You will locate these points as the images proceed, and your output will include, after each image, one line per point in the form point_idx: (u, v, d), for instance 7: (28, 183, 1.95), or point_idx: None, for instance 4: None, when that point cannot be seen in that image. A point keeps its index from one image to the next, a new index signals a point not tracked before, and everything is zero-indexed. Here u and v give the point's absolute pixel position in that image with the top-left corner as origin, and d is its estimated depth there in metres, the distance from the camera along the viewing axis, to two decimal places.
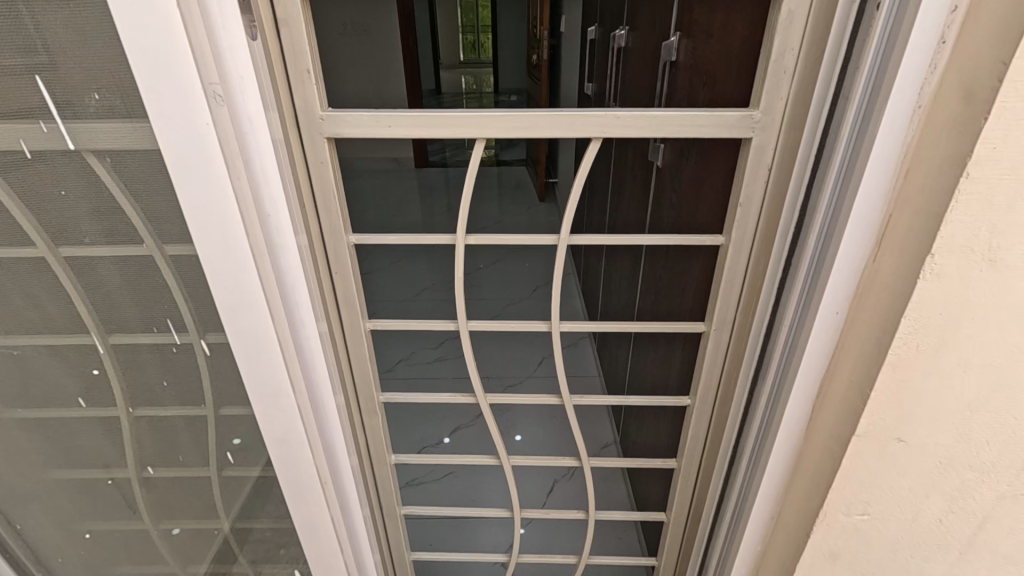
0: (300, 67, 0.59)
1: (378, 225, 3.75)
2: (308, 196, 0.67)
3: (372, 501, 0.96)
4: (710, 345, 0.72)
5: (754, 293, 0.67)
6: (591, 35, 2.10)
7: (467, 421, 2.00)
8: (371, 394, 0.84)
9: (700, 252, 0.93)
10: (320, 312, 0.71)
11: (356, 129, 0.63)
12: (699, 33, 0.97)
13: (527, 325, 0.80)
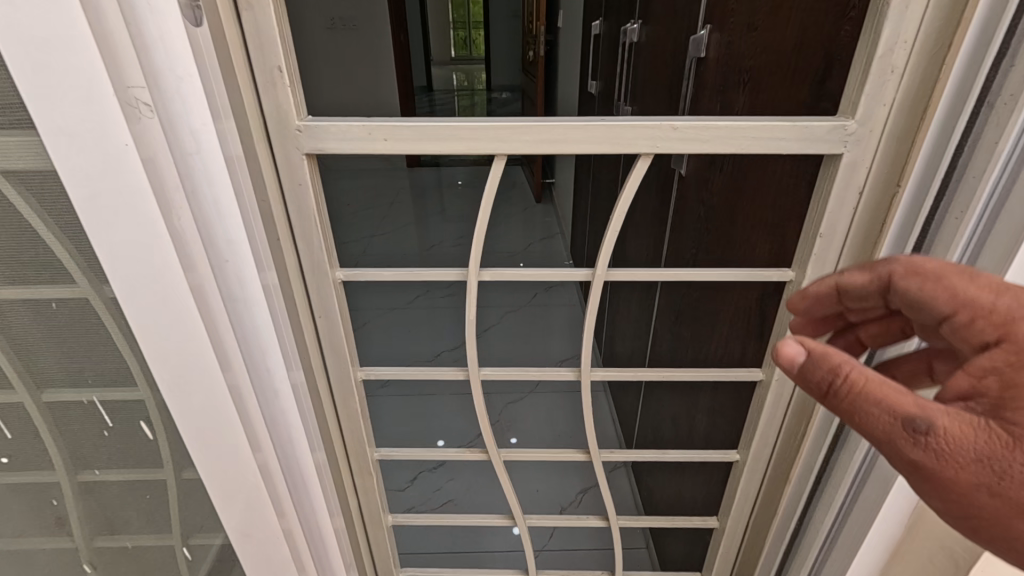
0: (270, 65, 0.48)
1: (368, 228, 3.60)
2: (283, 226, 0.56)
3: (362, 560, 0.85)
4: (770, 394, 0.64)
5: (827, 341, 0.59)
6: (595, 30, 1.98)
7: (466, 441, 1.87)
8: (362, 447, 0.74)
9: (740, 283, 0.83)
10: (294, 360, 0.60)
11: (343, 143, 0.52)
12: (735, 25, 0.84)
13: (548, 371, 0.68)
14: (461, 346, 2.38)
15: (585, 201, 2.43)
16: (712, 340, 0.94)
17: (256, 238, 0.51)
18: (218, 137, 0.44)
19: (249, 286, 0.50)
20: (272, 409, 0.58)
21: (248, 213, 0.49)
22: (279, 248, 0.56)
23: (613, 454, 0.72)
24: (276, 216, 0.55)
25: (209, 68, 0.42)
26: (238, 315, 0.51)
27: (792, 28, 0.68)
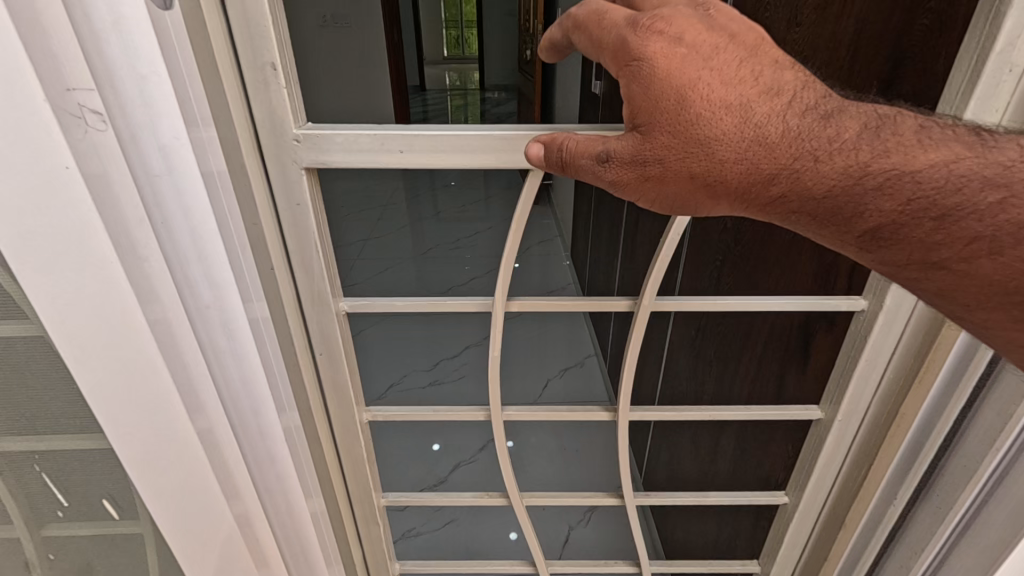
0: (261, 61, 0.41)
1: (363, 231, 3.51)
2: (277, 252, 0.49)
3: None
4: (829, 438, 0.58)
5: (899, 388, 0.53)
6: None
7: (468, 457, 1.79)
8: (367, 495, 0.67)
9: (771, 313, 0.78)
10: (289, 407, 0.52)
11: (349, 156, 0.45)
12: (772, 21, 0.75)
13: (580, 412, 0.65)
14: (460, 355, 2.31)
15: (587, 205, 2.36)
16: (743, 362, 0.88)
17: (242, 268, 0.43)
18: (192, 155, 0.37)
19: (235, 327, 0.43)
20: (258, 466, 0.50)
21: (234, 244, 0.42)
22: (272, 276, 0.48)
23: (648, 499, 0.69)
24: (269, 242, 0.47)
25: (184, 67, 0.35)
26: (215, 359, 0.43)
27: (851, 24, 0.59)
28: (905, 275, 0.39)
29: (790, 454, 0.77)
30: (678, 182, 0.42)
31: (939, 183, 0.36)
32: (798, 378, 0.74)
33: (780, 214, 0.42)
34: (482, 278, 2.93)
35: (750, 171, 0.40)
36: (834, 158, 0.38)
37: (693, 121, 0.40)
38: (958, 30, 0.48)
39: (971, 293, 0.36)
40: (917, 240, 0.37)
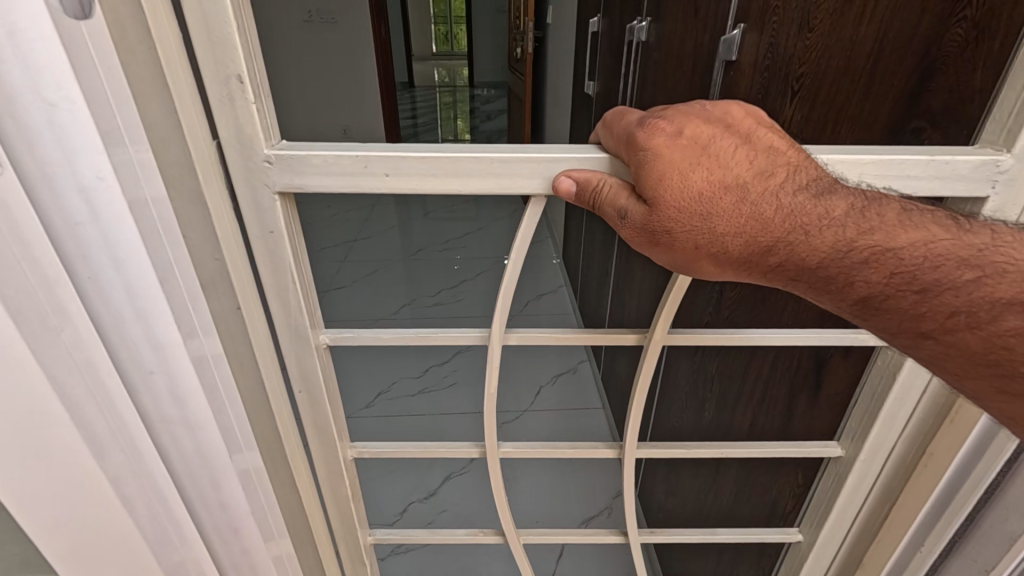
0: (225, 72, 0.35)
1: (350, 233, 3.44)
2: (244, 292, 0.43)
3: None
4: (850, 479, 0.54)
5: (930, 429, 0.50)
6: (594, 27, 1.86)
7: (459, 469, 1.74)
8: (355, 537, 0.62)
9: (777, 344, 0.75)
10: (256, 469, 0.47)
11: (328, 179, 0.40)
12: (783, 23, 0.70)
13: (583, 450, 0.64)
14: (450, 361, 2.26)
15: (580, 207, 2.31)
16: (750, 384, 0.84)
17: (192, 320, 0.37)
18: (123, 199, 0.31)
19: (185, 392, 0.38)
20: (213, 542, 0.44)
21: (178, 299, 0.36)
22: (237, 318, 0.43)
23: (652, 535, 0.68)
24: (232, 284, 0.42)
25: (112, 92, 0.30)
26: (158, 426, 0.37)
27: (873, 29, 0.55)
28: (895, 338, 0.40)
29: (799, 484, 0.74)
30: (683, 254, 0.41)
31: (923, 261, 0.38)
32: (810, 405, 0.71)
33: (775, 281, 0.42)
34: (473, 280, 2.88)
35: (752, 246, 0.40)
36: (836, 236, 0.38)
37: (697, 198, 0.39)
38: (998, 42, 0.44)
39: (957, 360, 0.38)
40: (906, 311, 0.38)
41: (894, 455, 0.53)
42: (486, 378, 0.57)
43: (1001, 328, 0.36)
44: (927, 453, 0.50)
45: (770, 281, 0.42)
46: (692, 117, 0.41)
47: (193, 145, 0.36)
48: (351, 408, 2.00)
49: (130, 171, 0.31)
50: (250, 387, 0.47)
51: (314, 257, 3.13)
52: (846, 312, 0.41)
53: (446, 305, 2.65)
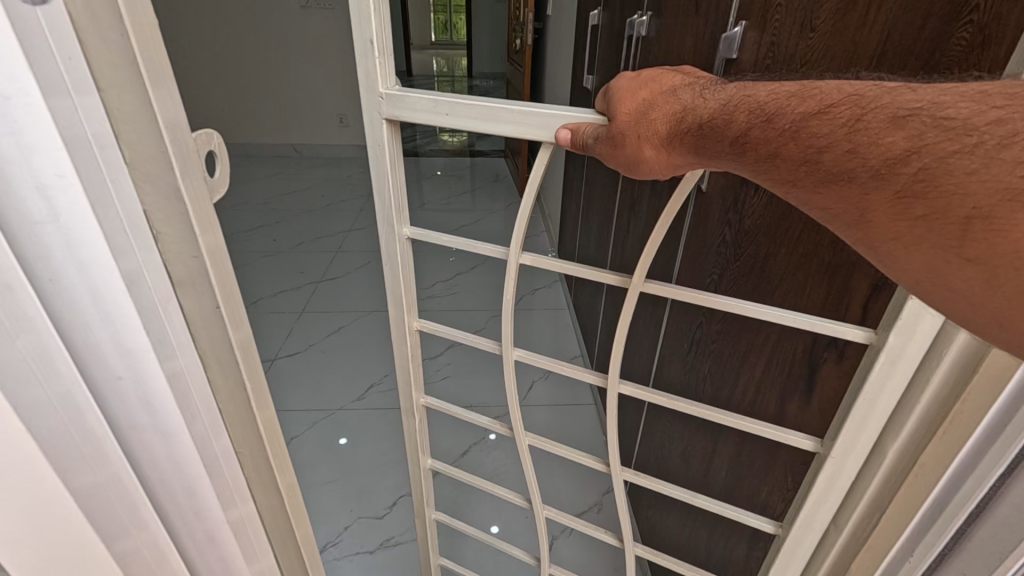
0: (364, 36, 0.58)
1: (345, 223, 3.42)
2: (230, 285, 0.43)
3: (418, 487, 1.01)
4: (821, 478, 0.57)
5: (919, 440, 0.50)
6: (594, 20, 1.84)
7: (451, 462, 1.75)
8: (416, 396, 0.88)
9: (771, 340, 0.76)
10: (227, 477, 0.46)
11: (413, 112, 0.62)
12: (785, 23, 0.69)
13: (576, 370, 0.73)
14: (443, 354, 2.26)
15: (576, 203, 2.31)
16: (742, 384, 0.84)
17: (161, 326, 0.36)
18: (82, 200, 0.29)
19: (155, 398, 0.37)
20: (188, 551, 0.44)
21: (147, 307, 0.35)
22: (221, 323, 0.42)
23: (631, 474, 0.78)
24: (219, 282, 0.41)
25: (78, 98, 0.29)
26: (128, 431, 0.36)
27: (876, 30, 0.54)
28: (757, 175, 0.42)
29: (789, 487, 0.74)
30: (627, 145, 0.50)
31: (769, 97, 0.42)
32: (800, 407, 0.70)
33: (692, 157, 0.47)
34: (467, 274, 2.89)
35: (668, 122, 0.48)
36: (711, 98, 0.46)
37: (636, 97, 0.50)
38: (1005, 49, 0.43)
39: (801, 174, 0.39)
40: (761, 137, 0.41)
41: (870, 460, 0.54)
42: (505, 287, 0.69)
43: (813, 131, 0.38)
44: (917, 464, 0.50)
45: (683, 155, 0.48)
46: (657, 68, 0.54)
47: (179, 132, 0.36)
48: (342, 400, 2.00)
49: (101, 181, 0.31)
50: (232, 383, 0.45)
51: (308, 248, 3.11)
52: (721, 159, 0.44)
53: (441, 299, 2.66)
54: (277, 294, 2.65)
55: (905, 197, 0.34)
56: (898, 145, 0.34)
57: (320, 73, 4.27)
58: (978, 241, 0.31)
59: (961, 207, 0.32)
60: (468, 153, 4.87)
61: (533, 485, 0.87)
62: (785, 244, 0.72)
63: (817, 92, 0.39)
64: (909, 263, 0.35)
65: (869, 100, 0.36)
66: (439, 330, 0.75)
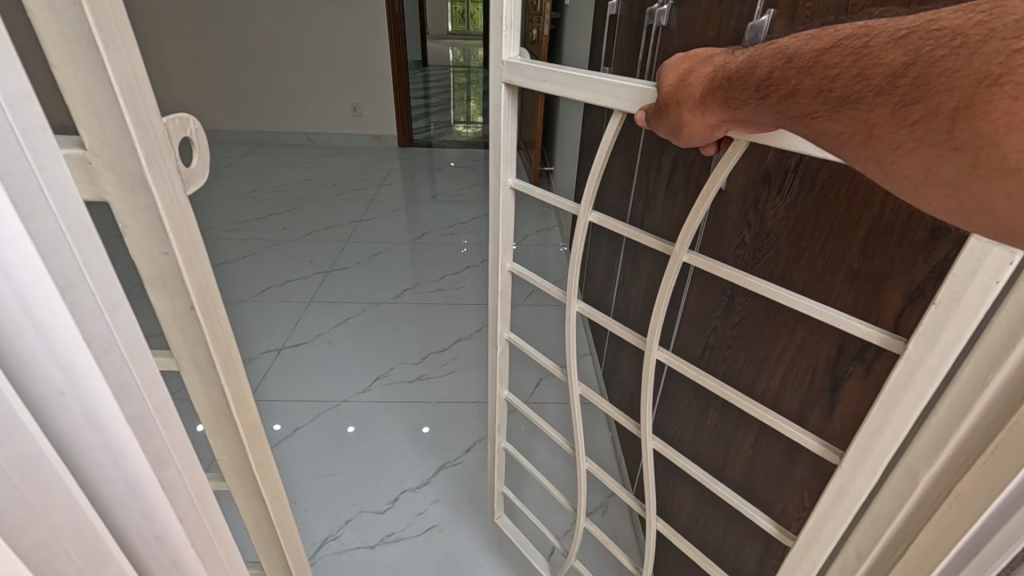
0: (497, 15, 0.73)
1: (356, 213, 3.42)
2: (204, 275, 0.48)
3: (492, 412, 1.16)
4: (832, 488, 0.55)
5: (946, 470, 0.45)
6: (612, 9, 1.79)
7: (455, 458, 1.74)
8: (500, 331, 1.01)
9: (791, 347, 0.72)
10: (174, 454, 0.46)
11: (520, 78, 0.74)
12: (818, 10, 0.66)
13: (623, 328, 0.77)
14: (451, 348, 2.25)
15: None
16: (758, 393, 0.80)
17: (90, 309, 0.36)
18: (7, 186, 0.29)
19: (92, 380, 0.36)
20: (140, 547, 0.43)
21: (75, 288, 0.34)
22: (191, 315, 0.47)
23: (660, 443, 0.78)
24: (188, 270, 0.45)
25: (12, 90, 0.29)
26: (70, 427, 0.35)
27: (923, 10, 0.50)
28: (778, 118, 0.40)
29: (806, 504, 0.71)
30: (669, 112, 0.51)
31: (793, 41, 0.41)
32: (822, 421, 0.66)
33: (725, 114, 0.46)
34: (477, 267, 2.88)
35: (702, 81, 0.47)
36: (743, 53, 0.45)
37: (677, 65, 0.51)
38: None
39: (816, 109, 0.37)
40: (779, 79, 0.40)
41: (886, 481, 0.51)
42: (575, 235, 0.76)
43: (827, 64, 0.37)
44: (953, 493, 0.45)
45: (713, 113, 0.46)
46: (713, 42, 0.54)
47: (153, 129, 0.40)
48: (348, 391, 1.99)
49: (27, 169, 0.31)
50: (197, 361, 0.50)
51: (319, 237, 3.11)
52: (745, 107, 0.43)
53: (449, 292, 2.65)
54: (286, 283, 2.65)
55: (904, 104, 0.32)
56: (897, 61, 0.33)
57: (334, 61, 4.25)
58: (968, 127, 0.30)
59: (947, 99, 0.31)
60: (482, 144, 4.83)
61: (578, 429, 0.93)
62: (809, 248, 0.68)
63: (833, 30, 0.38)
64: (907, 172, 0.33)
65: (875, 28, 0.35)
66: (523, 273, 0.85)
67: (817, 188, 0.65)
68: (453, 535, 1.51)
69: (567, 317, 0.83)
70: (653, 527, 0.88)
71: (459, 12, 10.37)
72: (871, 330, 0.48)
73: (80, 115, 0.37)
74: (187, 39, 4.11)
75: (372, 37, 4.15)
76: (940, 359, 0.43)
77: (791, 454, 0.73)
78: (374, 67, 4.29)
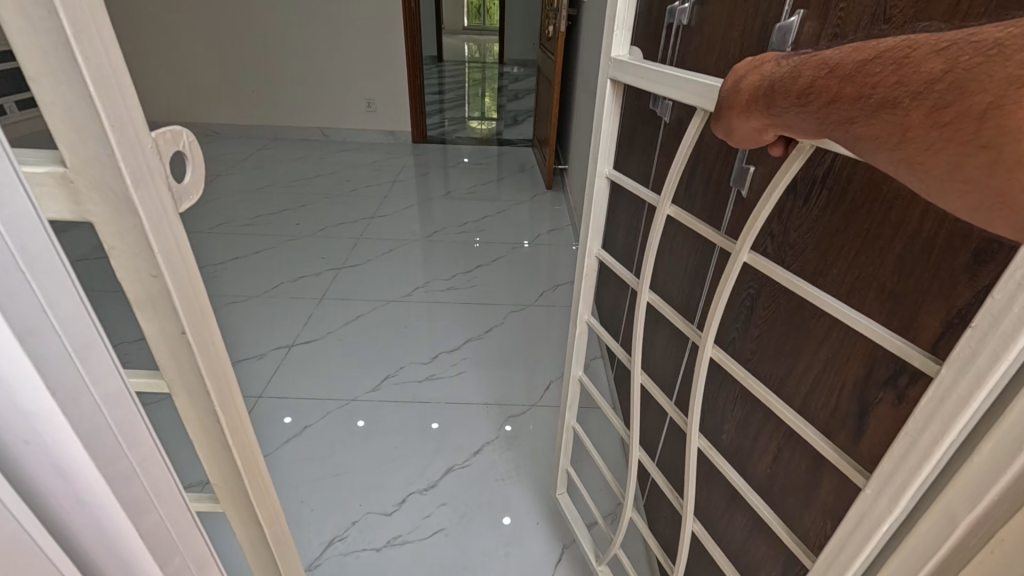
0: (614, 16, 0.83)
1: (370, 210, 3.43)
2: (196, 304, 0.50)
3: (565, 390, 1.27)
4: (853, 511, 0.53)
5: (983, 514, 0.41)
6: (631, 7, 1.75)
7: (463, 461, 1.72)
8: (581, 316, 1.12)
9: (815, 362, 0.68)
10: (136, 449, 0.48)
11: (622, 72, 0.82)
12: (852, 12, 0.63)
13: (681, 324, 0.80)
14: (461, 348, 2.23)
15: None
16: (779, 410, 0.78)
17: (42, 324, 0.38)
18: None
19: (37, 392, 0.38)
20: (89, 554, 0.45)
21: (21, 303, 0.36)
22: (183, 340, 0.49)
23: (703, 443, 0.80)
24: (178, 294, 0.47)
25: None
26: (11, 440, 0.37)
27: (974, 13, 0.47)
28: (817, 127, 0.37)
29: (829, 529, 0.67)
30: (723, 115, 0.48)
31: (850, 48, 0.37)
32: (847, 445, 0.63)
33: (774, 121, 0.42)
34: (489, 266, 2.86)
35: (756, 85, 0.44)
36: (802, 57, 0.41)
37: (741, 66, 0.47)
38: None
39: (851, 118, 0.34)
40: (824, 85, 0.36)
41: (918, 515, 0.48)
42: (652, 231, 0.79)
43: (871, 72, 0.33)
44: (996, 537, 0.40)
45: (759, 117, 0.44)
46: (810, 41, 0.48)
47: (142, 144, 0.41)
48: (357, 390, 1.99)
49: None
50: (190, 382, 0.52)
51: (332, 233, 3.12)
52: (790, 114, 0.40)
53: (460, 290, 2.63)
54: (299, 279, 2.67)
55: (935, 109, 0.29)
56: (935, 69, 0.29)
57: (349, 56, 4.25)
58: (993, 127, 0.26)
59: (977, 100, 0.27)
60: (496, 141, 4.80)
61: (633, 421, 0.97)
62: (837, 263, 0.64)
63: (887, 38, 0.34)
64: (935, 176, 0.30)
65: (920, 38, 0.31)
66: (610, 261, 0.92)
67: (848, 199, 0.62)
68: (460, 539, 1.49)
69: (637, 309, 0.86)
70: (688, 532, 0.89)
71: (476, 8, 10.34)
72: (916, 349, 0.45)
73: (60, 133, 0.38)
74: (205, 33, 4.13)
75: (387, 32, 4.13)
76: (970, 389, 0.40)
77: (814, 476, 0.70)
78: (389, 62, 4.28)
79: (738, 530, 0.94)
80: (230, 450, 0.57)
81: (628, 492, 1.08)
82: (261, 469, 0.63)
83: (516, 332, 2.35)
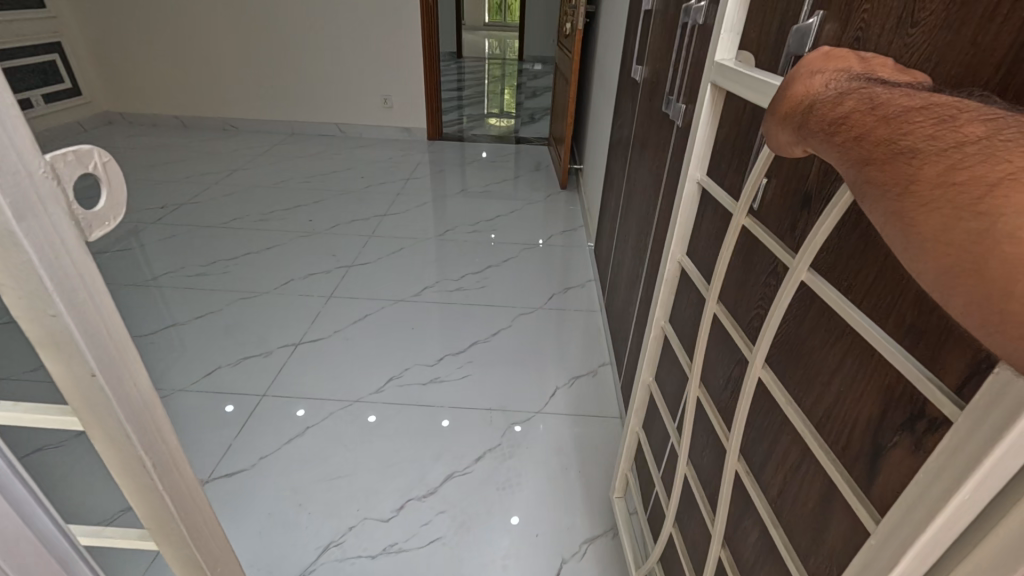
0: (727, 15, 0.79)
1: (383, 207, 3.42)
2: (109, 348, 0.50)
3: (636, 397, 1.26)
4: (856, 560, 0.48)
5: None
6: (648, 4, 1.70)
7: (462, 468, 1.69)
8: (657, 327, 1.10)
9: (826, 390, 0.63)
10: None
11: (724, 77, 0.79)
12: (877, 13, 0.57)
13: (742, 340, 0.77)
14: (467, 351, 2.20)
15: (617, 200, 2.18)
16: (789, 440, 0.73)
17: None
18: None
19: None
20: None
21: None
22: (93, 384, 0.49)
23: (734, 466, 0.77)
24: (83, 336, 0.47)
25: None
26: None
27: (1013, 18, 0.41)
28: (839, 161, 0.34)
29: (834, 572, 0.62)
30: (766, 116, 0.45)
31: (907, 93, 0.34)
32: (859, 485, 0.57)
33: (806, 140, 0.39)
34: (500, 267, 2.82)
35: (801, 95, 0.41)
36: (857, 83, 0.38)
37: (799, 68, 0.43)
38: None
39: (870, 159, 0.31)
40: (860, 119, 0.33)
41: None
42: (727, 240, 0.75)
43: (911, 121, 0.30)
44: None
45: (790, 131, 0.41)
46: (887, 57, 0.44)
47: (28, 168, 0.40)
48: (362, 391, 1.97)
49: None
50: (110, 423, 0.52)
51: (344, 230, 3.11)
52: (819, 140, 0.37)
53: (470, 292, 2.60)
54: (308, 276, 2.67)
55: (953, 168, 0.26)
56: (973, 137, 0.27)
57: (366, 52, 4.24)
58: (999, 196, 0.23)
59: (997, 170, 0.24)
60: (514, 139, 4.76)
61: (686, 439, 0.95)
62: (852, 288, 0.59)
63: (940, 100, 0.31)
64: (917, 230, 0.27)
65: (973, 110, 0.29)
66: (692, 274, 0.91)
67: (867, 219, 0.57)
68: (456, 550, 1.46)
69: (704, 322, 0.83)
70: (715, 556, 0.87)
71: (497, 4, 10.29)
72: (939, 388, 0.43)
73: None
74: (224, 29, 4.17)
75: (403, 29, 4.12)
76: (984, 444, 0.34)
77: (822, 514, 0.64)
78: (406, 59, 4.27)
79: (745, 561, 0.89)
80: (155, 486, 0.58)
81: (671, 512, 1.06)
82: (199, 496, 0.65)
83: (525, 335, 2.31)
